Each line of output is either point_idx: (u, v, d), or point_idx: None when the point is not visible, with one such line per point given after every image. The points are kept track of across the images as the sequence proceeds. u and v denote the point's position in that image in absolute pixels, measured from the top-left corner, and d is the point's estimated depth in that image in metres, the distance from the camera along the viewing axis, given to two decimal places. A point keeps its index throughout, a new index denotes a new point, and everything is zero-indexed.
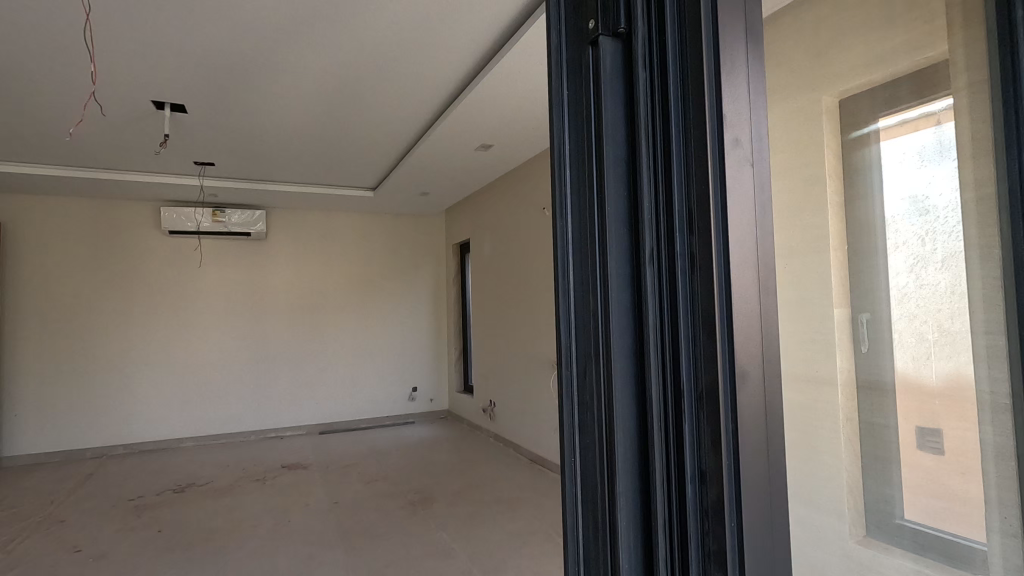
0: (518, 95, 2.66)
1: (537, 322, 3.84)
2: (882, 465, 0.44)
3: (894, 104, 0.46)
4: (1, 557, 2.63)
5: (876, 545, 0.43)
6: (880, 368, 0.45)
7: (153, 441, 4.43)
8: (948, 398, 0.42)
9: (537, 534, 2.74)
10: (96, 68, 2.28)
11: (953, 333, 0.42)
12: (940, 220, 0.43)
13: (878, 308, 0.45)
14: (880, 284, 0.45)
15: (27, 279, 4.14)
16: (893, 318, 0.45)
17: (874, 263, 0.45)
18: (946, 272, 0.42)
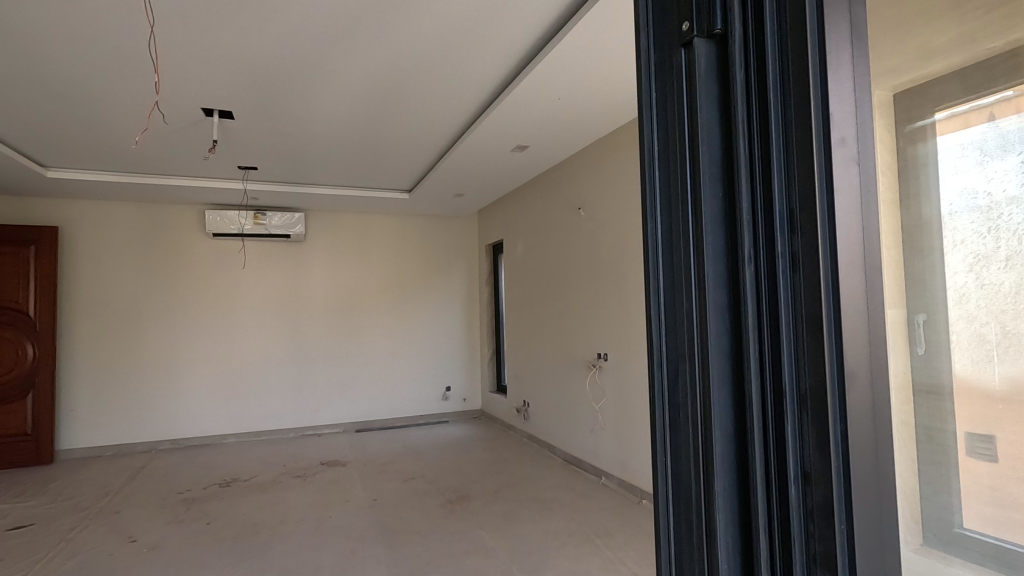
0: (557, 96, 2.63)
1: (571, 323, 3.82)
2: (942, 472, 0.44)
3: (945, 99, 0.46)
4: (63, 544, 2.77)
5: (934, 554, 0.43)
6: (935, 369, 0.45)
7: (198, 437, 4.58)
8: (1010, 402, 0.42)
9: (576, 535, 2.74)
10: (155, 79, 2.39)
11: (1017, 334, 0.41)
12: (1004, 216, 0.41)
13: (935, 308, 0.44)
14: (937, 284, 0.45)
15: (83, 280, 4.34)
16: (951, 319, 0.44)
17: (930, 262, 0.45)
18: (1011, 272, 0.41)
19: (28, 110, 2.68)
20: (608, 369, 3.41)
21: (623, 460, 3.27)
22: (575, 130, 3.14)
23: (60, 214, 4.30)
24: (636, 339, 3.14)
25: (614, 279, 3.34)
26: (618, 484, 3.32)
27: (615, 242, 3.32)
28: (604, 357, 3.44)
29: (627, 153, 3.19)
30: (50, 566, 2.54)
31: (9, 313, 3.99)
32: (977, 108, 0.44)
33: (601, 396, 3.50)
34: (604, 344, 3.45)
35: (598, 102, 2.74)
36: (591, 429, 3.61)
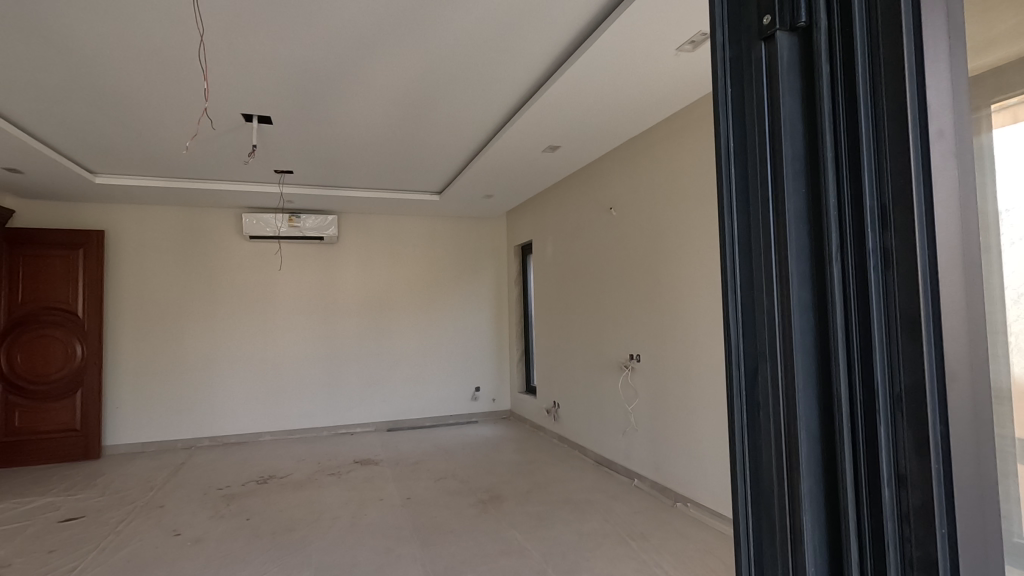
0: (591, 97, 2.59)
1: (603, 324, 3.80)
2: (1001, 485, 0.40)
3: (999, 93, 0.44)
4: (112, 537, 2.87)
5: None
6: (994, 376, 0.41)
7: (235, 435, 4.69)
8: None
9: (611, 537, 2.71)
10: (205, 86, 2.46)
11: None
12: None
13: (996, 311, 0.41)
14: (995, 283, 0.41)
15: (127, 282, 4.50)
16: (1011, 322, 0.41)
17: (989, 260, 0.41)
18: None
19: (79, 118, 2.79)
20: (641, 371, 3.37)
21: (656, 462, 3.23)
22: (607, 130, 3.09)
23: (105, 218, 4.46)
24: (670, 341, 3.09)
25: (647, 280, 3.30)
26: (650, 486, 3.29)
27: (648, 243, 3.28)
28: (637, 358, 3.41)
29: (661, 153, 3.13)
30: (100, 557, 2.64)
31: (59, 313, 4.17)
32: (1021, 99, 0.44)
33: (633, 398, 3.46)
34: (636, 345, 3.42)
35: (633, 103, 2.70)
36: (623, 431, 3.58)
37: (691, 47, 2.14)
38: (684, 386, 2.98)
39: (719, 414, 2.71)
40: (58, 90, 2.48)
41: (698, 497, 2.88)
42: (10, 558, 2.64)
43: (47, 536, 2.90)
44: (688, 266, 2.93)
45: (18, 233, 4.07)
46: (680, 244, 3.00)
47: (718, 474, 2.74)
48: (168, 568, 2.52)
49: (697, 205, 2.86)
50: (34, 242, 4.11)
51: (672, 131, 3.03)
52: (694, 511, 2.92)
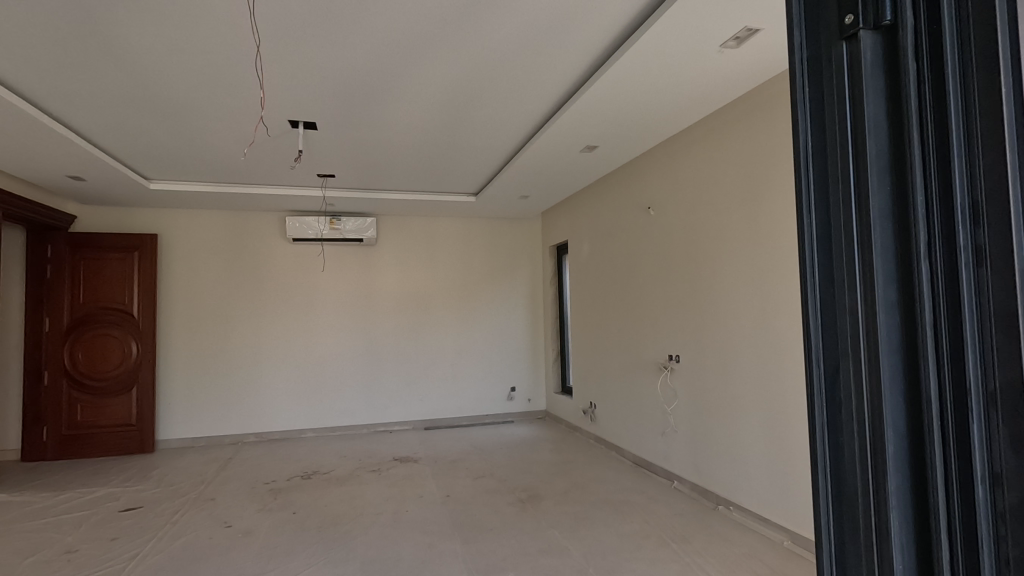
0: (630, 96, 2.58)
1: (641, 324, 3.77)
2: None
3: None
4: (168, 527, 3.00)
5: None
6: None
7: (279, 431, 4.84)
8: None
9: (651, 539, 2.69)
10: (264, 95, 2.57)
11: None
12: None
13: None
14: None
15: (178, 283, 4.70)
16: None
17: None
18: None
19: (138, 127, 2.94)
20: (680, 372, 3.33)
21: (697, 465, 3.19)
22: (646, 130, 3.06)
23: (158, 222, 4.67)
24: (711, 342, 3.05)
25: (686, 280, 3.26)
26: (691, 488, 3.25)
27: (687, 242, 3.24)
28: (676, 359, 3.37)
29: (702, 151, 3.09)
30: (158, 546, 2.76)
31: (116, 313, 4.38)
32: None
33: (673, 399, 3.42)
34: (675, 346, 3.38)
35: (672, 102, 2.67)
36: (662, 432, 3.54)
37: (735, 43, 2.10)
38: (726, 387, 2.93)
39: (764, 416, 2.66)
40: (120, 101, 2.62)
41: (741, 500, 2.83)
42: (76, 544, 2.79)
43: (109, 524, 3.06)
44: (730, 266, 2.88)
45: (78, 237, 4.30)
46: (721, 243, 2.95)
47: (762, 477, 2.69)
48: (221, 558, 2.62)
49: (739, 203, 2.81)
50: (94, 245, 4.33)
51: (713, 129, 2.99)
52: (736, 514, 2.87)
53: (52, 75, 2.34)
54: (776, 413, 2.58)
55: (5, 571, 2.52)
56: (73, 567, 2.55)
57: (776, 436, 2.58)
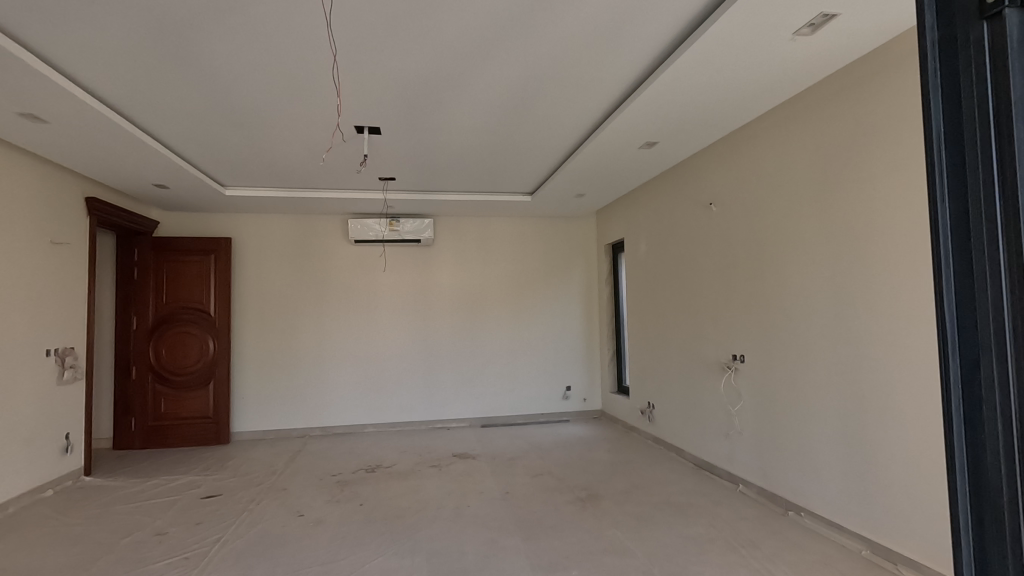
0: (694, 90, 2.53)
1: (702, 322, 3.68)
2: None
3: None
4: (246, 514, 3.18)
5: None
6: None
7: (343, 426, 5.03)
8: None
9: (718, 542, 2.63)
10: (340, 102, 2.69)
11: None
12: None
13: None
14: None
15: (250, 284, 4.96)
16: None
17: None
18: None
19: (216, 136, 3.13)
20: (746, 372, 3.23)
21: (765, 468, 3.08)
22: (710, 123, 2.99)
23: (231, 226, 4.95)
24: (779, 341, 2.94)
25: (750, 278, 3.17)
26: (758, 492, 3.14)
27: (753, 239, 3.14)
28: (741, 359, 3.27)
29: (768, 145, 2.98)
30: (238, 532, 2.92)
31: (194, 312, 4.66)
32: None
33: (737, 400, 3.32)
34: (740, 345, 3.28)
35: (738, 94, 2.60)
36: (726, 434, 3.44)
37: (809, 31, 2.02)
38: (796, 387, 2.82)
39: (839, 418, 2.54)
40: (202, 113, 2.79)
41: (814, 507, 2.72)
42: (166, 528, 3.00)
43: (193, 509, 3.26)
44: (800, 264, 2.78)
45: (161, 241, 4.61)
46: (789, 239, 2.84)
47: (837, 483, 2.57)
48: (296, 545, 2.74)
49: (810, 197, 2.70)
50: (174, 249, 4.63)
51: (781, 121, 2.88)
52: (808, 520, 2.75)
53: (144, 90, 2.52)
54: (852, 416, 2.47)
55: (105, 549, 2.73)
56: (164, 547, 2.74)
57: (852, 440, 2.47)
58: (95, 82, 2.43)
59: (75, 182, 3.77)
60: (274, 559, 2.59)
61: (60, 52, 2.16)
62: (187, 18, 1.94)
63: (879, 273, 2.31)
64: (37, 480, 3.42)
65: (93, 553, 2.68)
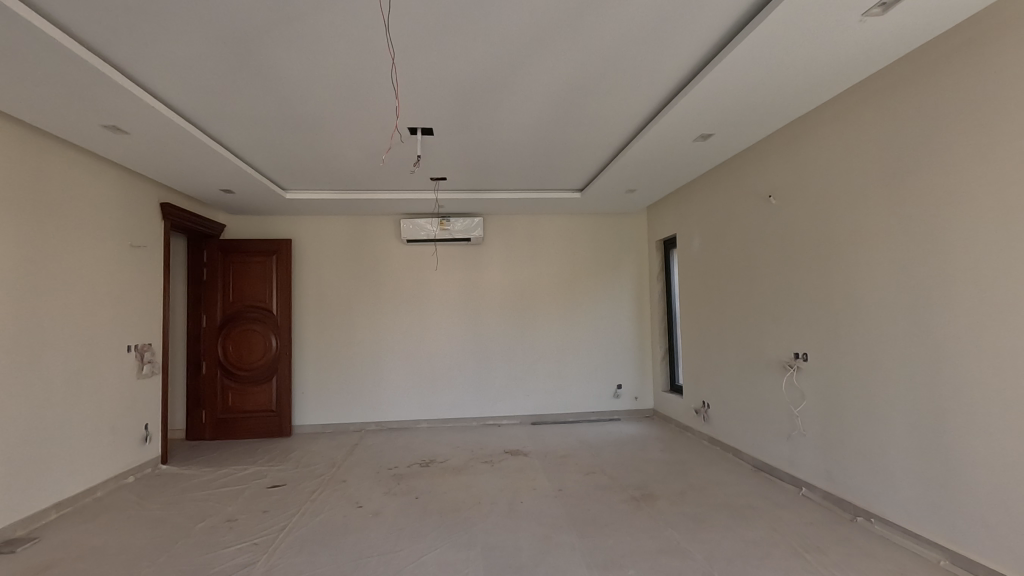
0: (753, 80, 2.45)
1: (761, 319, 3.56)
2: None
3: None
4: (309, 503, 3.32)
5: None
6: None
7: (398, 421, 5.16)
8: None
9: (781, 547, 2.53)
10: (398, 105, 2.75)
11: None
12: None
13: None
14: None
15: (309, 283, 5.16)
16: None
17: None
18: None
19: (279, 142, 3.27)
20: (809, 371, 3.10)
21: (830, 471, 2.95)
22: (771, 113, 2.88)
23: (291, 229, 5.16)
24: (847, 339, 2.80)
25: (814, 272, 3.04)
26: (823, 497, 3.00)
27: (816, 232, 3.01)
28: (804, 357, 3.14)
29: (834, 133, 2.85)
30: (302, 520, 3.05)
31: (258, 311, 4.89)
32: None
33: (800, 400, 3.19)
34: (804, 343, 3.15)
35: (800, 81, 2.50)
36: (787, 436, 3.31)
37: (880, 11, 1.93)
38: (866, 388, 2.68)
39: (915, 420, 2.40)
40: (267, 120, 2.93)
41: (885, 513, 2.58)
42: (236, 514, 3.16)
43: (261, 498, 3.43)
44: (869, 257, 2.64)
45: (228, 243, 4.86)
46: (857, 232, 2.71)
47: (913, 489, 2.42)
48: (357, 535, 2.84)
49: (879, 187, 2.56)
50: (240, 250, 4.88)
51: (848, 108, 2.74)
52: (879, 528, 2.61)
53: (213, 100, 2.67)
54: (929, 418, 2.33)
55: (182, 533, 2.91)
56: (235, 533, 2.90)
57: (931, 443, 2.33)
58: (170, 94, 2.59)
59: (152, 189, 4.03)
60: (336, 547, 2.69)
61: (140, 66, 2.31)
62: (254, 29, 2.03)
63: (962, 266, 2.16)
64: (121, 466, 3.68)
65: (171, 536, 2.86)
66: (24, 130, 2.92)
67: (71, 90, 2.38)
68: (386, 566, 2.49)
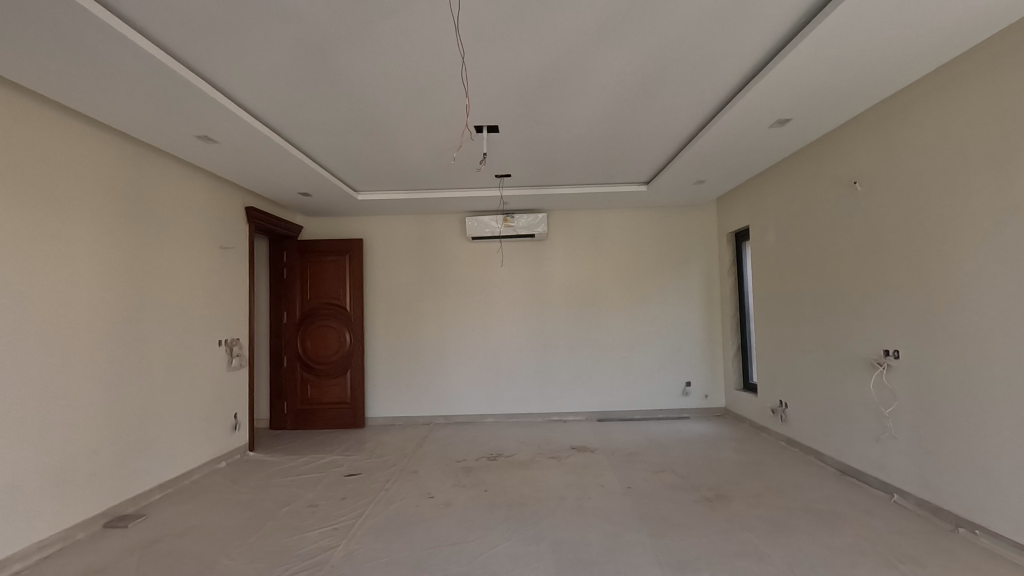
0: (836, 59, 2.30)
1: (845, 315, 3.34)
2: None
3: None
4: (383, 492, 3.45)
5: None
6: None
7: (464, 415, 5.26)
8: None
9: (871, 556, 2.38)
10: (468, 104, 2.80)
11: None
12: None
13: None
14: None
15: (380, 281, 5.36)
16: None
17: None
18: None
19: (353, 145, 3.41)
20: (902, 369, 2.88)
21: (927, 478, 2.73)
22: (856, 93, 2.69)
23: (363, 229, 5.38)
24: (944, 335, 2.59)
25: (906, 263, 2.82)
26: (917, 505, 2.79)
27: (908, 220, 2.79)
28: (895, 355, 2.92)
29: (929, 112, 2.62)
30: (377, 508, 3.18)
31: (333, 308, 5.13)
32: None
33: (891, 401, 2.97)
34: (894, 339, 2.93)
35: (890, 59, 2.32)
36: (876, 438, 3.10)
37: None
38: (968, 388, 2.46)
39: None
40: (343, 124, 3.06)
41: (991, 524, 2.37)
42: (317, 500, 3.34)
43: (339, 485, 3.61)
44: (971, 246, 2.41)
45: (305, 243, 5.13)
46: (957, 219, 2.49)
47: None
48: (428, 525, 2.92)
49: (983, 169, 2.34)
50: (316, 250, 5.13)
51: (944, 83, 2.52)
52: (985, 541, 2.39)
53: (293, 107, 2.81)
54: None
55: (270, 515, 3.11)
56: (317, 517, 3.06)
57: None
58: (255, 104, 2.76)
59: (238, 195, 4.32)
60: (410, 536, 2.78)
61: (230, 79, 2.48)
62: (332, 38, 2.13)
63: None
64: (214, 452, 3.97)
65: (259, 518, 3.06)
66: (127, 142, 3.20)
67: (168, 103, 2.58)
68: (457, 556, 2.54)
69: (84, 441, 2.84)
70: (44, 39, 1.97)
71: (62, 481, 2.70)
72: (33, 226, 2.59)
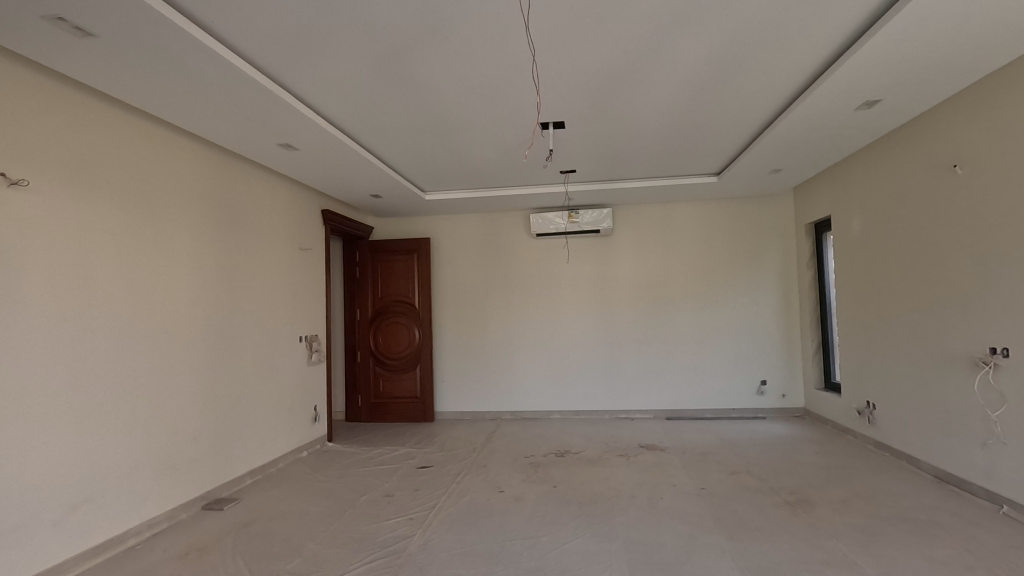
0: (937, 32, 2.11)
1: (944, 309, 3.08)
2: None
3: None
4: (455, 484, 3.54)
5: None
6: None
7: (531, 411, 5.30)
8: None
9: (978, 571, 2.19)
10: (536, 101, 2.81)
11: None
12: None
13: None
14: None
15: (447, 278, 5.48)
16: None
17: None
18: None
19: (423, 147, 3.51)
20: (1013, 369, 2.63)
21: None
22: (958, 68, 2.47)
23: (431, 228, 5.52)
24: None
25: (1016, 252, 2.56)
26: None
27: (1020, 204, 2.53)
28: (1004, 353, 2.67)
29: None
30: (450, 500, 3.26)
31: (403, 305, 5.29)
32: None
33: (999, 404, 2.72)
34: (1003, 336, 2.67)
35: (998, 29, 2.12)
36: (981, 444, 2.84)
37: None
38: None
39: None
40: (414, 127, 3.15)
41: None
42: (392, 490, 3.47)
43: (413, 476, 3.73)
44: None
45: (376, 243, 5.33)
46: None
47: None
48: (500, 518, 2.96)
49: None
50: (386, 249, 5.31)
51: None
52: None
53: (368, 113, 2.92)
54: None
55: (349, 503, 3.26)
56: (393, 507, 3.19)
57: None
58: (333, 111, 2.89)
59: (315, 199, 4.54)
60: (482, 528, 2.84)
61: (311, 89, 2.62)
62: (404, 44, 2.20)
63: None
64: (297, 442, 4.21)
65: (341, 506, 3.21)
66: (218, 152, 3.43)
67: (256, 115, 2.75)
68: (530, 550, 2.57)
69: (186, 429, 3.09)
70: (150, 59, 2.15)
71: (167, 466, 2.95)
72: (143, 232, 2.86)
